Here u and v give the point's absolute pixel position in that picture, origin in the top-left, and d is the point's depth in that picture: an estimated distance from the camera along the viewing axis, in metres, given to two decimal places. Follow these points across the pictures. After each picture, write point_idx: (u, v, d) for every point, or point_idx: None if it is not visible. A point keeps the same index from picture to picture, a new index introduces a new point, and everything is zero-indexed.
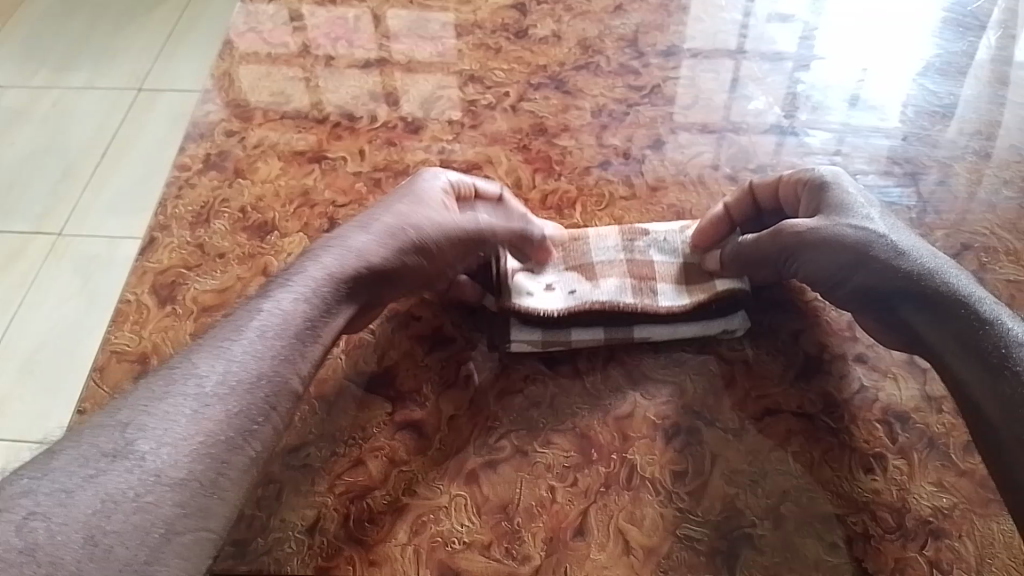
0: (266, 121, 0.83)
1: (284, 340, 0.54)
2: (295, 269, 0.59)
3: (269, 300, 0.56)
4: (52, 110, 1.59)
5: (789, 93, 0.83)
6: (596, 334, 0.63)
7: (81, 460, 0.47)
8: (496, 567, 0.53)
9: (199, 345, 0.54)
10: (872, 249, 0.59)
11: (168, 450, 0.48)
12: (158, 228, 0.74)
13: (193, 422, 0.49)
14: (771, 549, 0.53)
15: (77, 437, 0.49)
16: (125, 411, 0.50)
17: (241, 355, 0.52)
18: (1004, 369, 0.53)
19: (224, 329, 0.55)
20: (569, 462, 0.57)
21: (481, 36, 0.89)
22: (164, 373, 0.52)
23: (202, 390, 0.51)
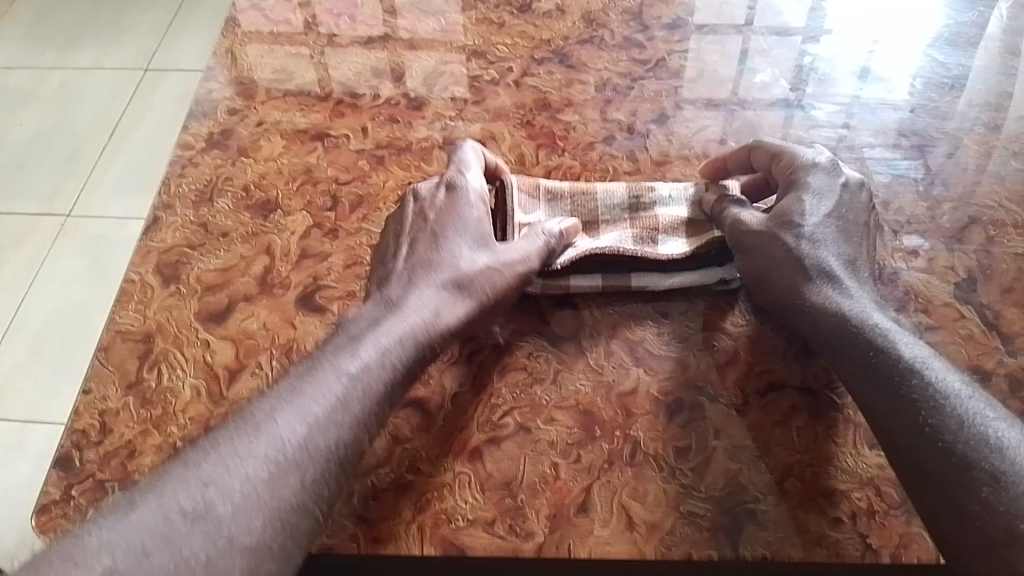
0: (268, 99, 0.82)
1: (365, 403, 0.52)
2: (375, 323, 0.57)
3: (349, 356, 0.54)
4: (60, 89, 1.59)
5: (796, 66, 0.82)
6: (595, 281, 0.64)
7: (161, 518, 0.45)
8: (500, 543, 0.53)
9: (280, 395, 0.52)
10: (787, 262, 0.60)
11: (245, 515, 0.46)
12: (161, 208, 0.74)
13: (270, 484, 0.48)
14: (774, 524, 0.53)
15: (155, 487, 0.47)
16: (206, 468, 0.48)
17: (323, 415, 0.51)
18: (896, 397, 0.51)
19: (303, 382, 0.52)
20: (571, 439, 0.57)
21: (484, 11, 0.88)
22: (244, 426, 0.50)
23: (283, 453, 0.49)
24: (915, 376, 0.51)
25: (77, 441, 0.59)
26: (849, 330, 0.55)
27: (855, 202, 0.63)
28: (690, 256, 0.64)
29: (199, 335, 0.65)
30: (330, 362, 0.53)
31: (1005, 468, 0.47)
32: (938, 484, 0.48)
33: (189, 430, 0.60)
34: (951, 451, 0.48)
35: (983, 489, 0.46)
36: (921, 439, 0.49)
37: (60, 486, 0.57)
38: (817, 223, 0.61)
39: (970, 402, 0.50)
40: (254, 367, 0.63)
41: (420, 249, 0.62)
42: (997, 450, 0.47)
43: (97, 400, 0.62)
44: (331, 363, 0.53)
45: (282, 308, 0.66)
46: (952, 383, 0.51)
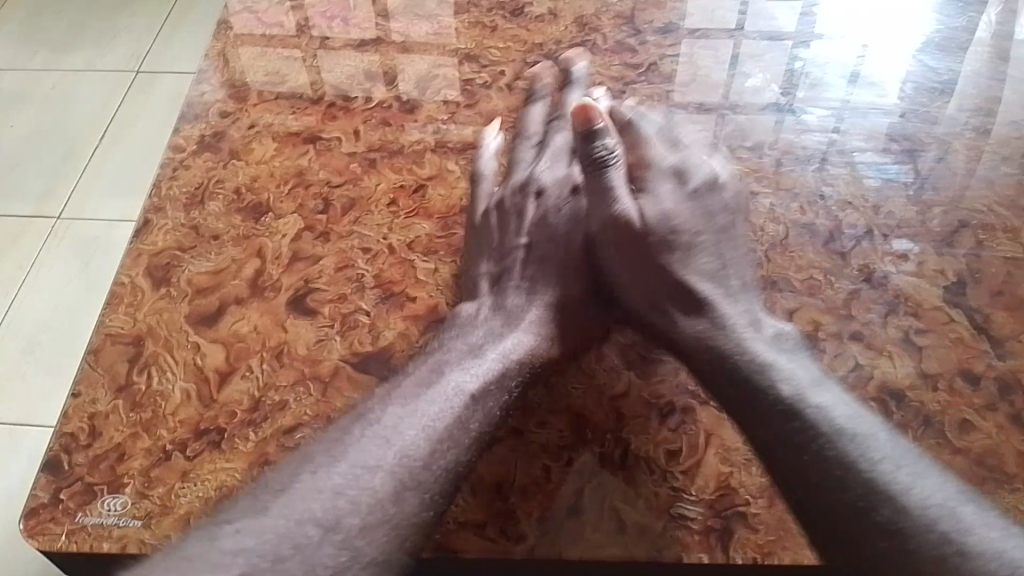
0: (261, 101, 0.82)
1: (480, 412, 0.55)
2: (488, 338, 0.59)
3: (460, 374, 0.56)
4: (52, 91, 1.58)
5: (787, 70, 0.83)
6: None
7: (298, 525, 0.48)
8: (491, 546, 0.53)
9: (394, 402, 0.55)
10: (655, 276, 0.61)
11: (373, 523, 0.49)
12: (152, 210, 0.74)
13: (392, 494, 0.50)
14: (765, 527, 0.53)
15: (287, 491, 0.50)
16: (338, 473, 0.51)
17: (440, 424, 0.53)
18: (781, 440, 0.52)
19: (427, 391, 0.55)
20: (564, 442, 0.57)
21: (477, 15, 0.89)
22: (365, 432, 0.53)
23: (409, 464, 0.51)
24: (795, 421, 0.52)
25: (66, 444, 0.59)
26: (733, 368, 0.56)
27: (713, 202, 0.66)
28: None
29: (190, 337, 0.65)
30: (446, 378, 0.56)
31: (903, 514, 0.48)
32: (851, 538, 0.48)
33: (178, 433, 0.59)
34: (852, 498, 0.49)
35: (876, 536, 0.48)
36: (808, 491, 0.50)
37: (49, 489, 0.57)
38: (680, 235, 0.63)
39: (857, 438, 0.51)
40: (245, 370, 0.62)
41: (541, 252, 0.65)
42: (890, 496, 0.48)
43: (87, 403, 0.61)
44: (450, 378, 0.56)
45: (273, 311, 0.66)
46: (838, 419, 0.52)
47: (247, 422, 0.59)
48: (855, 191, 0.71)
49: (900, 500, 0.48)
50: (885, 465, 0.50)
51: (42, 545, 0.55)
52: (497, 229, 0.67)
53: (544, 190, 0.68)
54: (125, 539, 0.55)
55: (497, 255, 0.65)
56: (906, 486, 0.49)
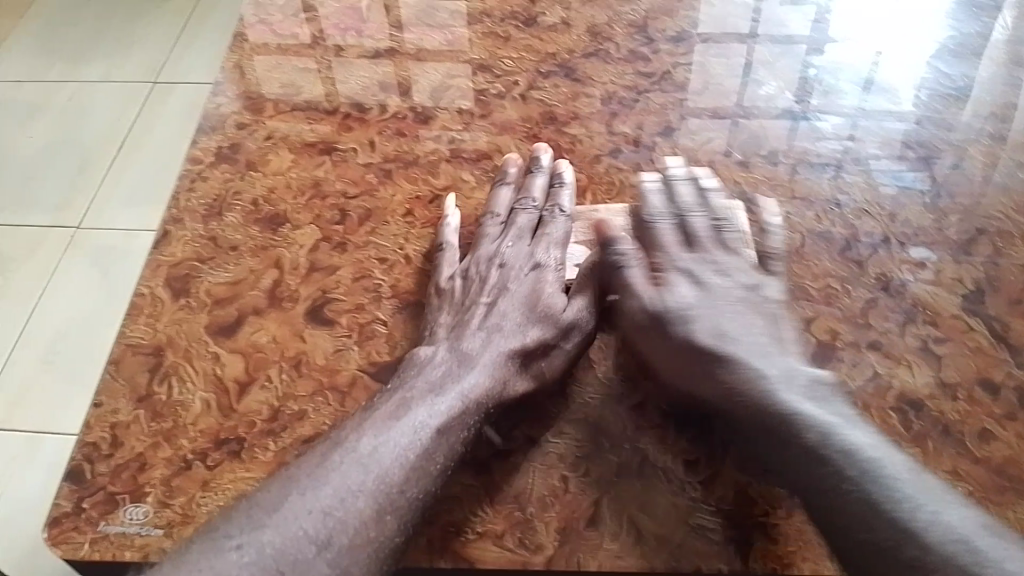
0: (277, 112, 0.83)
1: (453, 441, 0.54)
2: (450, 373, 0.57)
3: (426, 407, 0.55)
4: (69, 102, 1.60)
5: (801, 78, 0.82)
6: None
7: (295, 545, 0.47)
8: (510, 556, 0.53)
9: (370, 427, 0.54)
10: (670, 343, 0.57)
11: (360, 548, 0.49)
12: (171, 221, 0.74)
13: (377, 519, 0.50)
14: (784, 538, 0.53)
15: (279, 511, 0.49)
16: (322, 497, 0.50)
17: (417, 453, 0.53)
18: (812, 486, 0.50)
19: (394, 420, 0.54)
20: (581, 452, 0.57)
21: (491, 25, 0.89)
22: (345, 456, 0.52)
23: (389, 489, 0.51)
24: (823, 466, 0.49)
25: (88, 454, 0.60)
26: (754, 411, 0.53)
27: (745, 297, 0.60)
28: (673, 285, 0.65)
29: (209, 347, 0.65)
30: (412, 410, 0.55)
31: (932, 552, 0.46)
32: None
33: (199, 442, 0.60)
34: (878, 537, 0.47)
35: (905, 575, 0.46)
36: (836, 533, 0.49)
37: (72, 498, 0.58)
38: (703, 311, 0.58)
39: (885, 472, 0.49)
40: (264, 380, 0.63)
41: (496, 314, 0.63)
42: (916, 536, 0.46)
43: (108, 413, 0.62)
44: (420, 410, 0.55)
45: (291, 321, 0.66)
46: (865, 456, 0.50)
47: (267, 432, 0.60)
48: (871, 199, 0.71)
49: (930, 535, 0.46)
50: (912, 503, 0.48)
51: (66, 553, 0.55)
52: (456, 292, 0.65)
53: (507, 264, 0.66)
54: (147, 548, 0.55)
55: (456, 308, 0.64)
56: (932, 523, 0.47)
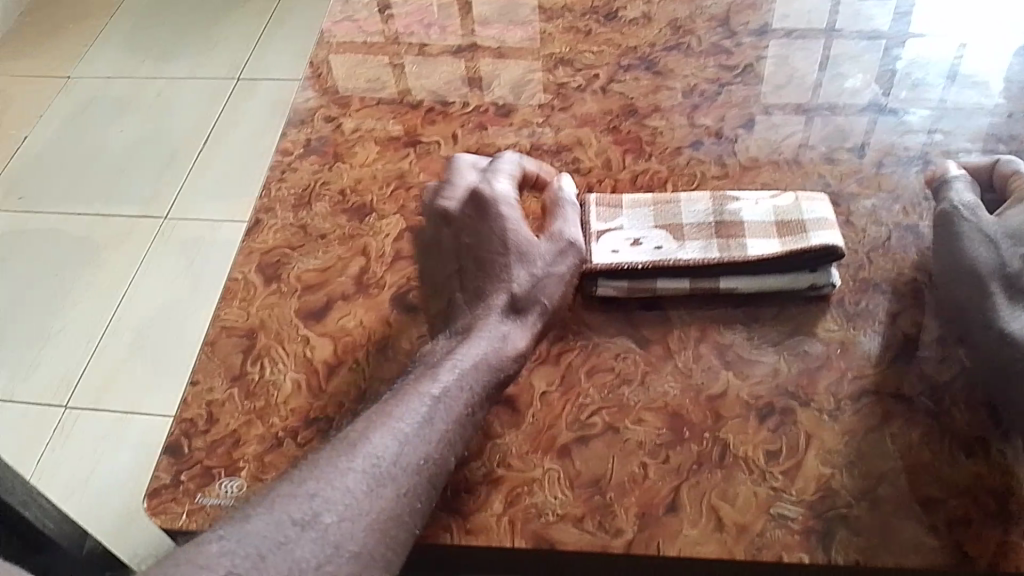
0: (362, 107, 0.86)
1: (450, 423, 0.55)
2: (446, 359, 0.59)
3: (423, 390, 0.56)
4: (157, 100, 1.67)
5: (885, 71, 0.81)
6: (681, 284, 0.65)
7: (273, 526, 0.48)
8: (590, 539, 0.54)
9: (369, 417, 0.55)
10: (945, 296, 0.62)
11: (349, 525, 0.49)
12: (263, 210, 0.78)
13: (370, 498, 0.50)
14: (867, 530, 0.53)
15: (266, 499, 0.49)
16: (314, 481, 0.50)
17: (413, 437, 0.53)
18: None
19: (392, 406, 0.55)
20: (660, 439, 0.58)
21: (571, 20, 0.90)
22: (341, 444, 0.53)
23: (380, 466, 0.51)
24: None
25: (186, 429, 0.63)
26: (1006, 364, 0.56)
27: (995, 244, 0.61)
28: (777, 261, 0.63)
29: (299, 331, 0.68)
30: (409, 394, 0.56)
31: None
32: None
33: (290, 421, 0.63)
34: None
35: None
36: None
37: (170, 471, 0.61)
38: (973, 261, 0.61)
39: None
40: (352, 363, 0.65)
41: (505, 277, 0.62)
42: None
43: (204, 391, 0.65)
44: (416, 395, 0.56)
45: (377, 307, 0.69)
46: None
47: (354, 413, 0.62)
48: None
49: None
50: None
51: (164, 523, 0.59)
52: (463, 260, 0.65)
53: (490, 225, 0.65)
54: None
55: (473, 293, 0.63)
56: None
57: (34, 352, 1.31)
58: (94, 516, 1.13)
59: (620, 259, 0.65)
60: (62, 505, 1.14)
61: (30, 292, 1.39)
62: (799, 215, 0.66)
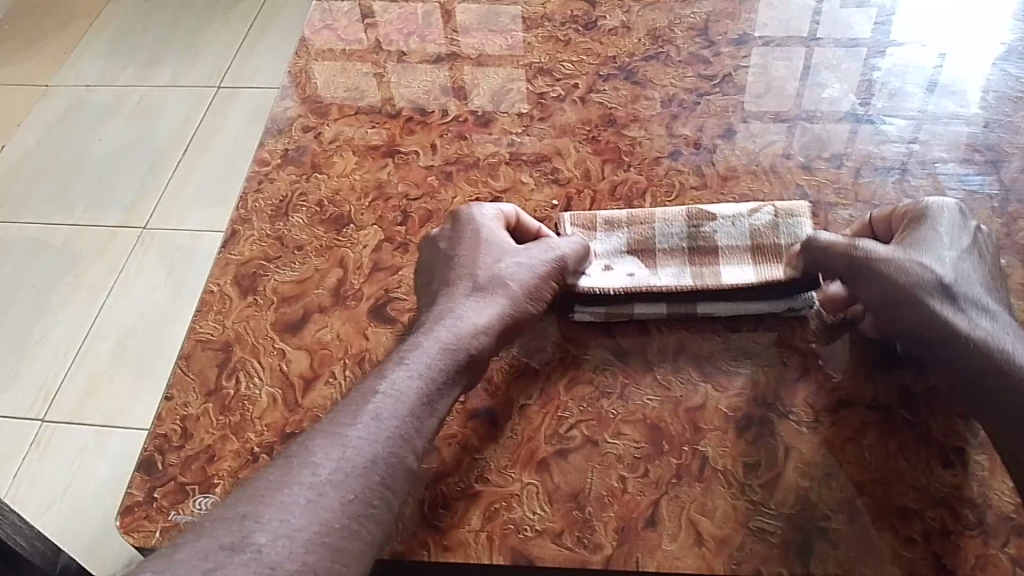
0: (341, 116, 0.85)
1: (398, 421, 0.53)
2: (396, 358, 0.57)
3: (368, 393, 0.54)
4: (137, 107, 1.65)
5: (864, 81, 0.81)
6: (660, 309, 0.64)
7: (204, 553, 0.46)
8: (569, 554, 0.53)
9: (315, 430, 0.53)
10: (918, 288, 0.57)
11: (286, 541, 0.47)
12: (240, 221, 0.77)
13: (309, 511, 0.48)
14: (846, 542, 0.53)
15: (199, 528, 0.48)
16: (250, 502, 0.49)
17: (357, 440, 0.52)
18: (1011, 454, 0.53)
19: (337, 414, 0.54)
20: (639, 453, 0.58)
21: (551, 29, 0.90)
22: (283, 462, 0.51)
23: (322, 477, 0.50)
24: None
25: (160, 445, 0.62)
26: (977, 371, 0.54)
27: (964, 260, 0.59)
28: (759, 287, 0.63)
29: (275, 344, 0.67)
30: (355, 399, 0.54)
31: None
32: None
33: (266, 437, 0.62)
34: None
35: None
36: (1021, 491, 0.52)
37: (143, 488, 0.60)
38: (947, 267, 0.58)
39: None
40: (328, 376, 0.65)
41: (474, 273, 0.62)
42: None
43: (178, 406, 0.64)
44: (361, 398, 0.54)
45: (355, 319, 0.68)
46: None
47: None
48: None
49: None
50: None
51: (137, 541, 0.58)
52: (435, 266, 0.64)
53: (461, 236, 0.65)
54: None
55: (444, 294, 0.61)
56: None
57: (11, 363, 1.30)
58: (71, 529, 1.11)
59: (598, 286, 0.65)
60: (39, 519, 1.13)
61: (8, 302, 1.37)
62: (777, 237, 0.66)
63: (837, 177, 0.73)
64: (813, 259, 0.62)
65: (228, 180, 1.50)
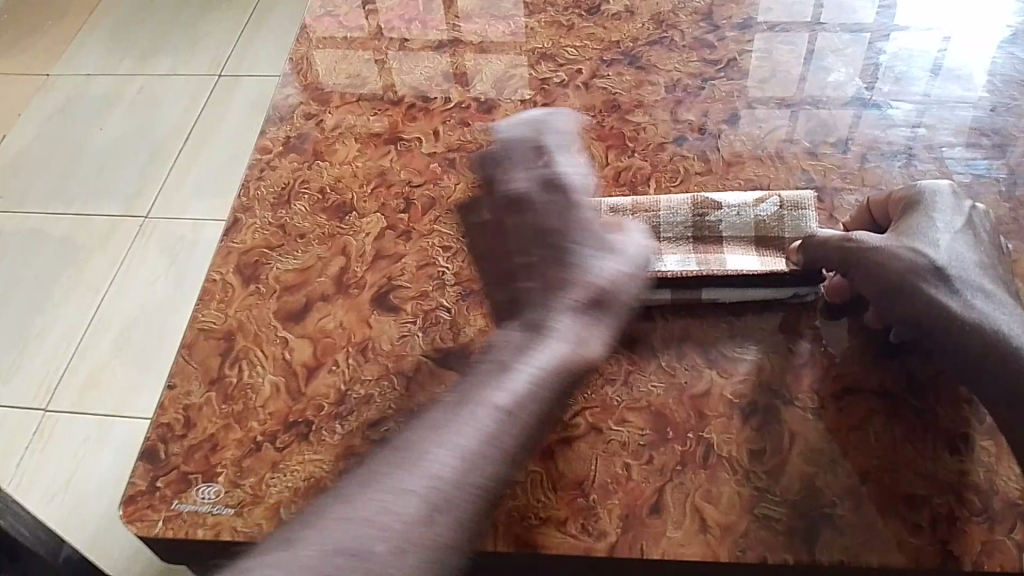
0: (343, 103, 0.84)
1: (511, 430, 0.52)
2: (513, 356, 0.56)
3: (487, 395, 0.53)
4: (140, 97, 1.65)
5: (870, 65, 0.80)
6: (663, 294, 0.64)
7: (320, 553, 0.46)
8: (573, 543, 0.53)
9: (426, 428, 0.52)
10: (915, 277, 0.56)
11: (398, 545, 0.47)
12: (241, 210, 0.76)
13: (421, 515, 0.48)
14: (852, 529, 0.53)
15: (308, 524, 0.48)
16: (365, 502, 0.49)
17: (468, 445, 0.51)
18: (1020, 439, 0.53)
19: (448, 413, 0.53)
20: (644, 440, 0.57)
21: (554, 14, 0.89)
22: (392, 460, 0.51)
23: (434, 482, 0.49)
24: None
25: (163, 434, 0.62)
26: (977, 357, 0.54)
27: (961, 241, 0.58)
28: (765, 276, 0.63)
29: (278, 333, 0.67)
30: (472, 399, 0.53)
31: None
32: None
33: (269, 425, 0.62)
34: None
35: None
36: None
37: (147, 477, 0.60)
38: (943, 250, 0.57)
39: None
40: (332, 364, 0.64)
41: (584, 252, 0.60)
42: None
43: (181, 395, 0.64)
44: (477, 398, 0.53)
45: (358, 308, 0.68)
46: None
47: (334, 416, 0.61)
48: None
49: None
50: None
51: (141, 531, 0.58)
52: (531, 231, 0.62)
53: (554, 204, 0.62)
54: (218, 527, 0.57)
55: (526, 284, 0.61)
56: None
57: (14, 355, 1.30)
58: (75, 518, 1.12)
59: None
60: (41, 510, 1.13)
61: (12, 295, 1.37)
62: (782, 230, 0.66)
63: (843, 163, 0.72)
64: (810, 255, 0.61)
65: (230, 170, 1.49)
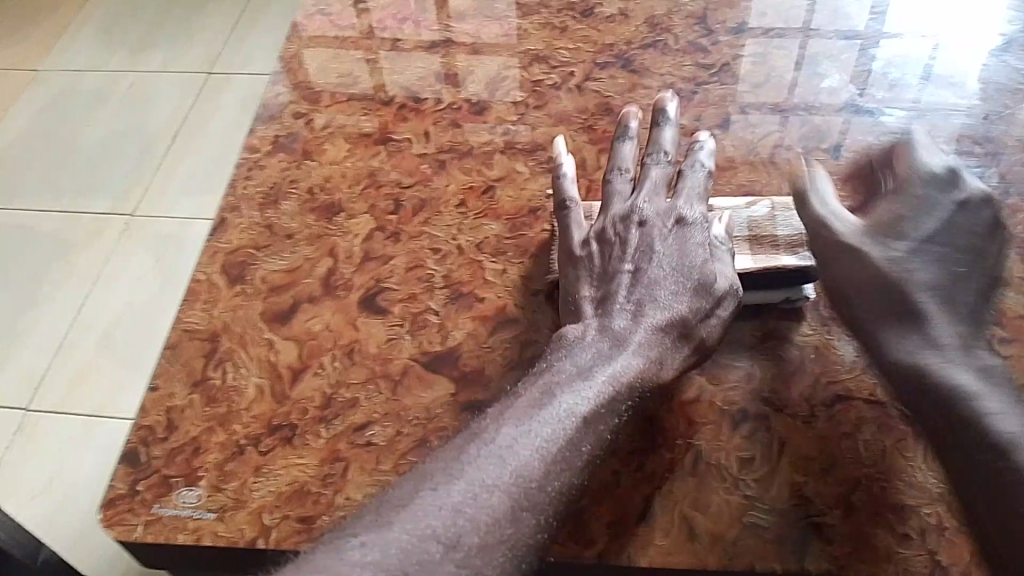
0: (333, 103, 0.83)
1: (589, 436, 0.53)
2: (599, 355, 0.56)
3: (571, 395, 0.54)
4: (129, 93, 1.63)
5: (863, 71, 0.80)
6: None
7: (414, 537, 0.46)
8: (560, 549, 0.53)
9: (505, 419, 0.53)
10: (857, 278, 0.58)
11: (477, 531, 0.47)
12: (229, 209, 0.75)
13: (497, 506, 0.49)
14: (841, 539, 0.52)
15: (399, 504, 0.49)
16: (454, 490, 0.49)
17: (546, 445, 0.51)
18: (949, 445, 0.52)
19: (528, 406, 0.53)
20: (633, 446, 0.57)
21: (547, 16, 0.89)
22: (472, 448, 0.51)
23: (515, 475, 0.50)
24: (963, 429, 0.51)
25: (144, 436, 0.61)
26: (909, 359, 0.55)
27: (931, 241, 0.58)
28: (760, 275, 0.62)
29: (264, 334, 0.66)
30: (557, 397, 0.54)
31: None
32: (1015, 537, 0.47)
33: (252, 428, 0.61)
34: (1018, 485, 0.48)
35: None
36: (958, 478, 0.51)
37: (127, 480, 0.59)
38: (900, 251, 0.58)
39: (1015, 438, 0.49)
40: (318, 367, 0.64)
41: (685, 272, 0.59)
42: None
43: (163, 397, 0.63)
44: (559, 395, 0.54)
45: (345, 310, 0.67)
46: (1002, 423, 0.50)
47: (319, 419, 0.60)
48: None
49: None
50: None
51: (120, 535, 0.57)
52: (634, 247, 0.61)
53: (647, 221, 0.62)
54: (199, 531, 0.56)
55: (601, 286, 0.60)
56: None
57: None
58: (59, 519, 1.11)
59: None
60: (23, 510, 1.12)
61: None
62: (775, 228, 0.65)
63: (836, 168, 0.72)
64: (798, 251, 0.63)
65: (219, 169, 1.48)
